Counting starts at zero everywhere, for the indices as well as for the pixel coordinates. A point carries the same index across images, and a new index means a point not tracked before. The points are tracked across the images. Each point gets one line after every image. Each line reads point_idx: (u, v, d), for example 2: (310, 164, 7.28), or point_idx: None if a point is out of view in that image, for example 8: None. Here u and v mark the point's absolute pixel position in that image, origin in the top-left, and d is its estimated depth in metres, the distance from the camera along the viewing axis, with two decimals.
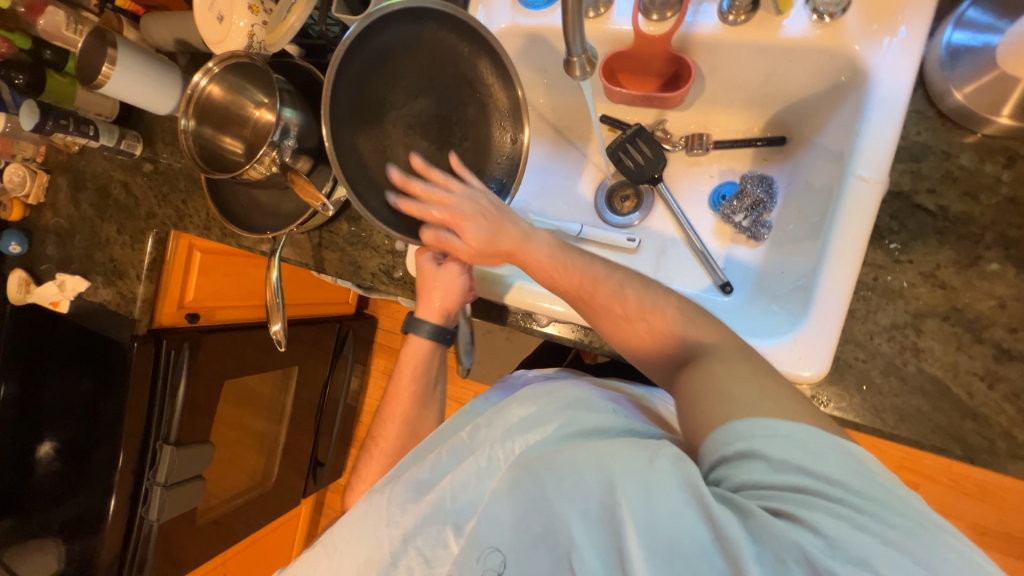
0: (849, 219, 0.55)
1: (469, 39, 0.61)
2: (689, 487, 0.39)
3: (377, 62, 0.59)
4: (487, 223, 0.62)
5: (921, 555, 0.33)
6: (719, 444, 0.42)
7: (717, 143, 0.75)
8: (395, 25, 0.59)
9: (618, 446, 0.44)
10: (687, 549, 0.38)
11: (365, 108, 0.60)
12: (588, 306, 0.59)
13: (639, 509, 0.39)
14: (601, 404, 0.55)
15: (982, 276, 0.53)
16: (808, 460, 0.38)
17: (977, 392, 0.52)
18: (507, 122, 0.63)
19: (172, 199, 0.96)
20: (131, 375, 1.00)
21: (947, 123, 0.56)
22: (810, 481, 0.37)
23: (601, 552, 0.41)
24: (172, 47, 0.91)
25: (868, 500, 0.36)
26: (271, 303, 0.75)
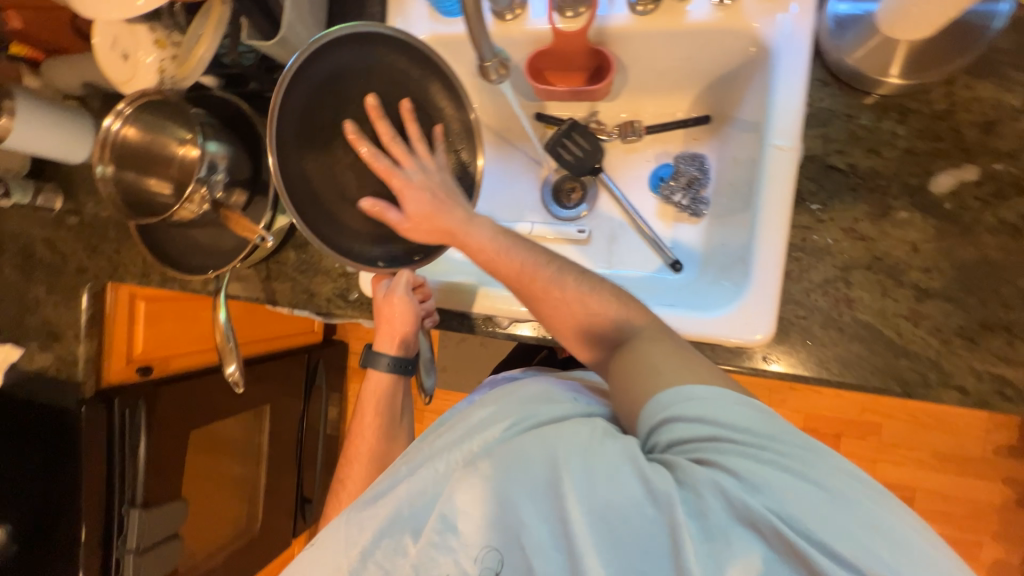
0: (773, 185, 0.58)
1: (421, 64, 0.61)
2: (626, 456, 0.42)
3: (331, 86, 0.58)
4: (432, 198, 0.61)
5: (815, 479, 0.39)
6: (649, 415, 0.47)
7: (648, 128, 0.78)
8: (349, 49, 0.59)
9: (565, 428, 0.45)
10: (625, 509, 0.40)
11: (316, 133, 0.58)
12: (528, 288, 0.60)
13: (580, 480, 0.41)
14: (563, 395, 0.55)
15: (895, 224, 0.57)
16: (722, 413, 0.43)
17: (905, 331, 0.56)
18: (439, 131, 0.64)
19: (104, 250, 0.91)
20: (82, 442, 0.93)
21: (845, 88, 0.60)
22: (727, 432, 0.42)
23: (549, 529, 0.41)
24: (81, 91, 0.86)
25: (770, 439, 0.41)
26: (221, 344, 0.72)
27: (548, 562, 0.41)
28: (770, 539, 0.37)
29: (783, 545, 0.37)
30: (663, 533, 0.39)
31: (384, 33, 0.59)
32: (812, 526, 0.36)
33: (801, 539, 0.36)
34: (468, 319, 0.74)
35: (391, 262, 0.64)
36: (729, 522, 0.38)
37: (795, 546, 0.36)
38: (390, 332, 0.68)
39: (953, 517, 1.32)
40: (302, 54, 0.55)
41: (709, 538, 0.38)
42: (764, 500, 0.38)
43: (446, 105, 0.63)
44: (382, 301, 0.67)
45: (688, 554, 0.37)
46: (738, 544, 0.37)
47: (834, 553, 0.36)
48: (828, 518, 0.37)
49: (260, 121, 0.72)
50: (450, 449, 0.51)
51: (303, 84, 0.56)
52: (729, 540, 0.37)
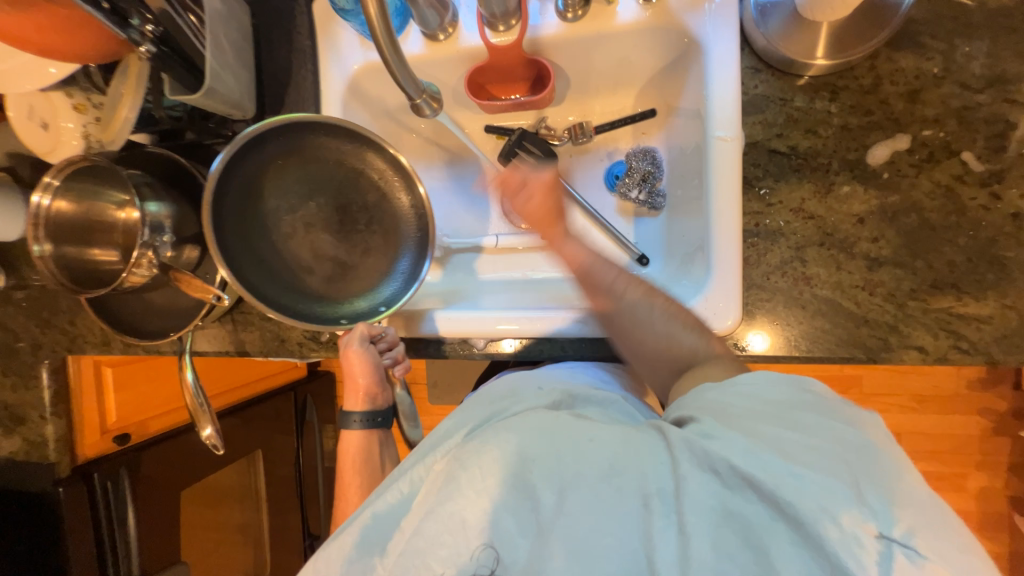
0: (719, 173, 0.59)
1: (351, 138, 0.64)
2: (586, 433, 0.42)
3: (263, 178, 0.63)
4: (553, 199, 0.63)
5: (781, 420, 0.39)
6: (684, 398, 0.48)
7: (598, 128, 0.78)
8: (272, 141, 0.63)
9: (529, 416, 0.44)
10: (587, 482, 0.40)
11: (260, 225, 0.64)
12: (608, 307, 0.60)
13: (547, 462, 0.41)
14: (528, 390, 0.55)
15: (839, 199, 0.58)
16: (727, 387, 0.45)
17: (863, 300, 0.58)
18: (367, 182, 0.66)
19: (57, 323, 0.87)
20: (64, 524, 0.90)
21: (777, 73, 0.61)
22: (723, 397, 0.44)
23: (516, 517, 0.39)
24: (8, 162, 0.82)
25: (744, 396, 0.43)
26: (193, 407, 0.70)
27: (516, 550, 0.38)
28: (727, 478, 0.37)
29: (739, 479, 0.36)
30: (632, 500, 0.38)
31: (301, 120, 0.62)
32: (774, 457, 0.36)
33: (756, 470, 0.35)
34: (444, 344, 0.73)
35: (355, 317, 0.65)
36: (690, 468, 0.38)
37: (752, 479, 0.35)
38: (353, 387, 0.69)
39: (938, 451, 1.38)
40: (225, 151, 0.59)
41: (673, 492, 0.38)
42: (721, 441, 0.38)
43: (377, 154, 0.65)
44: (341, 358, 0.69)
45: (653, 514, 0.37)
46: (694, 485, 0.37)
47: (797, 475, 0.35)
48: (790, 450, 0.37)
49: (200, 172, 0.69)
50: (417, 463, 0.49)
51: (234, 184, 0.62)
52: (687, 483, 0.37)
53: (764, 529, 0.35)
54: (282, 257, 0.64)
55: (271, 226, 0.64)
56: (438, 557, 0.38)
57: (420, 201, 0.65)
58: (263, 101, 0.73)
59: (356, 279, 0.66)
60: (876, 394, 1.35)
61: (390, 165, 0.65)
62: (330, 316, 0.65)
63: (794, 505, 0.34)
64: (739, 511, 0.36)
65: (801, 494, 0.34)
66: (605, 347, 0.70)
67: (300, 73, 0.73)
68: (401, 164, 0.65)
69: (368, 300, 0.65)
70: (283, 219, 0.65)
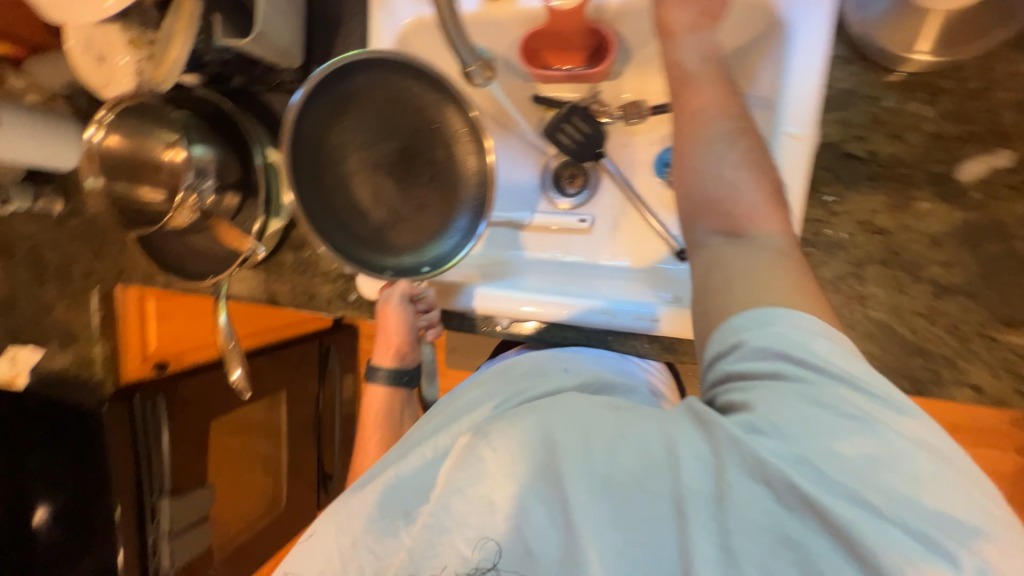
0: (784, 174, 0.55)
1: (433, 87, 0.63)
2: (619, 428, 0.41)
3: (340, 111, 0.64)
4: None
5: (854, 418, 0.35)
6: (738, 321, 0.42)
7: (654, 109, 0.72)
8: (356, 74, 0.63)
9: (561, 404, 0.44)
10: (622, 484, 0.39)
11: (328, 163, 0.65)
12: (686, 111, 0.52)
13: (578, 456, 0.40)
14: (552, 369, 0.55)
15: (916, 216, 0.53)
16: (792, 345, 0.38)
17: (921, 328, 0.54)
18: (448, 135, 0.65)
19: (107, 253, 0.92)
20: (106, 437, 0.97)
21: (869, 66, 0.55)
22: (788, 367, 0.38)
23: (546, 509, 0.40)
24: (66, 91, 0.84)
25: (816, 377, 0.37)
26: (224, 348, 0.73)
27: (545, 540, 0.40)
28: (784, 495, 0.34)
29: (797, 500, 0.34)
30: (666, 505, 0.38)
31: (391, 57, 0.61)
32: (839, 475, 0.34)
33: (820, 492, 0.33)
34: (468, 318, 0.73)
35: (400, 272, 0.65)
36: (738, 477, 0.36)
37: (815, 503, 0.33)
38: (386, 342, 0.71)
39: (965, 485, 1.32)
40: (305, 90, 0.61)
41: (715, 501, 0.36)
42: (786, 446, 0.35)
43: (461, 114, 0.64)
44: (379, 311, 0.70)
45: (692, 522, 0.36)
46: (744, 498, 0.35)
47: (865, 504, 0.33)
48: (860, 465, 0.33)
49: (243, 119, 0.69)
50: (441, 430, 0.49)
51: (314, 115, 0.63)
52: (734, 493, 0.36)
53: (814, 553, 0.33)
54: (341, 195, 0.65)
55: (336, 163, 0.65)
56: (466, 534, 0.41)
57: (486, 170, 0.64)
58: (311, 51, 0.72)
59: (409, 230, 0.66)
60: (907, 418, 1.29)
61: (466, 128, 0.64)
62: (379, 265, 0.65)
63: (859, 535, 0.32)
64: (795, 536, 0.34)
65: (867, 522, 0.32)
66: (631, 341, 0.68)
67: (350, 25, 0.71)
68: (477, 125, 0.63)
69: (414, 256, 0.66)
70: (349, 158, 0.65)
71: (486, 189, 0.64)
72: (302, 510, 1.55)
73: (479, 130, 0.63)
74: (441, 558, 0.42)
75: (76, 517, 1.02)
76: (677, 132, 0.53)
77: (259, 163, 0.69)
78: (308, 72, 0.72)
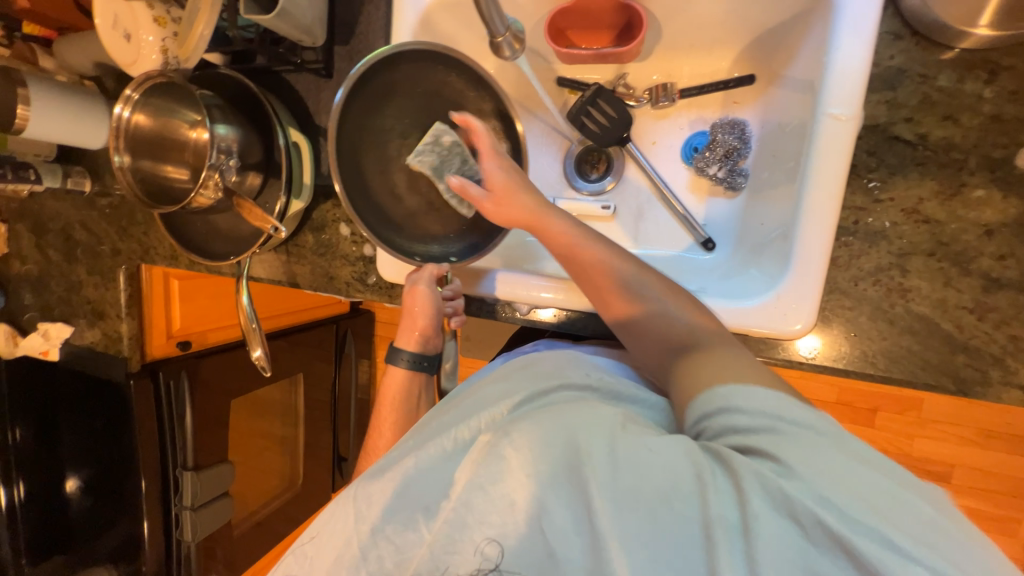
0: (824, 158, 0.52)
1: (477, 85, 0.64)
2: (644, 439, 0.41)
3: (379, 104, 0.64)
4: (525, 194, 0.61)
5: (868, 468, 0.36)
6: (702, 405, 0.43)
7: (683, 91, 0.70)
8: (401, 63, 0.63)
9: (589, 411, 0.43)
10: (648, 498, 0.38)
11: (368, 148, 0.65)
12: (592, 284, 0.58)
13: (606, 463, 0.39)
14: (574, 370, 0.53)
15: (967, 204, 0.52)
16: (783, 408, 0.40)
17: (967, 324, 0.52)
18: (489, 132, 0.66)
19: (133, 233, 0.94)
20: (133, 411, 1.00)
21: (922, 42, 0.52)
22: (786, 425, 0.39)
23: (571, 514, 0.39)
24: (94, 71, 0.85)
25: (819, 432, 0.38)
26: (246, 327, 0.74)
27: (569, 546, 0.39)
28: (810, 531, 0.34)
29: (825, 537, 0.34)
30: (693, 526, 0.37)
31: (433, 47, 0.62)
32: (867, 517, 0.33)
33: (847, 529, 0.33)
34: (487, 304, 0.72)
35: (428, 258, 0.67)
36: (766, 513, 0.35)
37: (842, 539, 0.33)
38: (412, 327, 0.67)
39: (990, 491, 1.27)
40: (348, 84, 0.60)
41: (742, 532, 0.35)
42: (814, 492, 0.34)
43: (496, 108, 0.65)
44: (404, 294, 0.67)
45: (721, 549, 0.35)
46: (770, 532, 0.34)
47: (893, 547, 0.32)
48: (884, 507, 0.34)
49: (268, 99, 0.69)
50: (459, 422, 0.49)
51: (358, 101, 0.63)
52: (763, 528, 0.34)
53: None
54: (380, 184, 0.66)
55: (375, 151, 0.66)
56: (487, 535, 0.40)
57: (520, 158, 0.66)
58: (334, 30, 0.71)
59: (443, 219, 0.68)
60: (936, 422, 1.24)
61: (499, 123, 0.66)
62: (409, 251, 0.67)
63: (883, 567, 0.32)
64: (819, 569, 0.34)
65: (892, 563, 0.32)
66: None
67: (374, 3, 0.70)
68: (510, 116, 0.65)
69: (448, 245, 0.68)
70: (390, 146, 0.66)
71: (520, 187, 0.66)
72: (317, 490, 1.58)
73: (509, 117, 0.65)
74: (460, 557, 0.41)
75: (102, 488, 1.06)
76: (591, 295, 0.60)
77: (281, 143, 0.68)
78: (331, 53, 0.71)
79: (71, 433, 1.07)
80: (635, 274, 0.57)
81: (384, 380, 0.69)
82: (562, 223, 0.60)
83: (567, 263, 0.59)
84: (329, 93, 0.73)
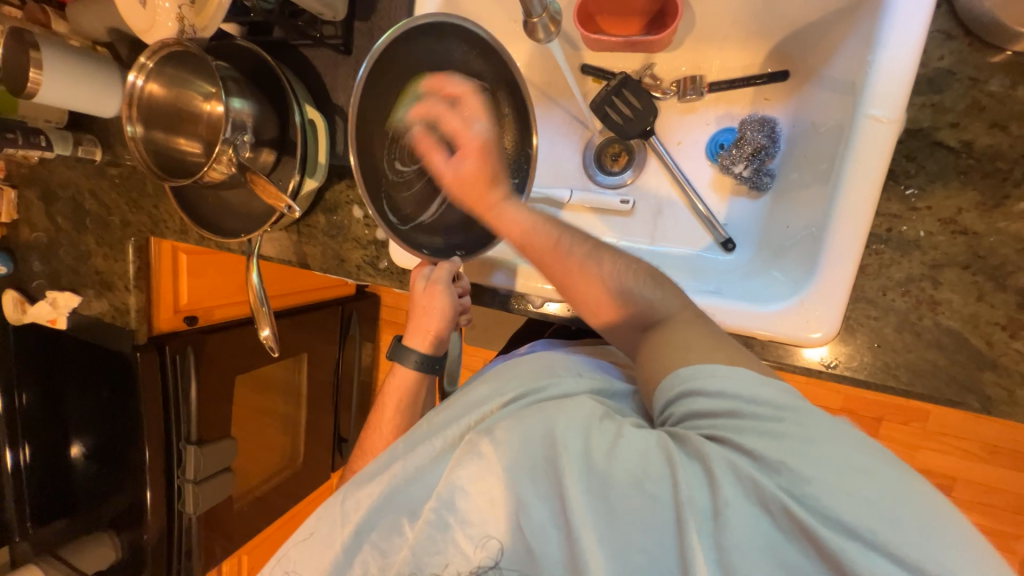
0: (861, 162, 0.51)
1: (496, 70, 0.62)
2: (618, 431, 0.41)
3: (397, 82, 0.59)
4: (488, 165, 0.63)
5: (826, 440, 0.35)
6: (665, 388, 0.43)
7: (712, 84, 0.68)
8: (427, 40, 0.60)
9: (565, 404, 0.43)
10: (620, 484, 0.38)
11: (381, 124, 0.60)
12: (554, 273, 0.57)
13: (577, 455, 0.39)
14: (565, 369, 0.53)
15: (1008, 217, 0.50)
16: (743, 387, 0.38)
17: (998, 341, 0.51)
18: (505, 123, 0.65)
19: (144, 205, 0.92)
20: (140, 383, 1.00)
21: (975, 42, 0.51)
22: (747, 405, 0.38)
23: (547, 508, 0.40)
24: (107, 37, 0.83)
25: (780, 410, 0.37)
26: (255, 306, 0.73)
27: (545, 539, 0.40)
28: (777, 518, 0.34)
29: (791, 524, 0.34)
30: (665, 508, 0.37)
31: (452, 23, 0.59)
32: (825, 500, 0.33)
33: (813, 520, 0.33)
34: (500, 294, 0.70)
35: (436, 251, 0.65)
36: (736, 497, 0.35)
37: (803, 523, 0.33)
38: (426, 326, 0.65)
39: (991, 505, 1.27)
40: (371, 59, 0.55)
41: (712, 516, 0.35)
42: (781, 478, 0.34)
43: (512, 97, 0.64)
44: (421, 292, 0.64)
45: (688, 529, 0.35)
46: (739, 520, 0.34)
47: (847, 529, 0.32)
48: (842, 489, 0.33)
49: (285, 74, 0.67)
50: (448, 425, 0.51)
51: (375, 75, 0.57)
52: (731, 515, 0.35)
53: (802, 571, 0.34)
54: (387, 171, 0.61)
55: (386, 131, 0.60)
56: (467, 528, 0.43)
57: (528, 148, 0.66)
58: (355, 5, 0.69)
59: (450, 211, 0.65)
60: (940, 434, 1.23)
61: (514, 113, 0.65)
62: (416, 244, 0.63)
63: (842, 553, 0.32)
64: (786, 556, 0.34)
65: (857, 552, 0.32)
66: None
67: None
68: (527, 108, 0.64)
69: (452, 236, 0.65)
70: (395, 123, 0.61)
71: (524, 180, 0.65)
72: (317, 469, 1.60)
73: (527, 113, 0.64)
74: (445, 555, 0.43)
75: (107, 458, 1.07)
76: (557, 279, 0.57)
77: (297, 121, 0.67)
78: (351, 28, 0.69)
79: (77, 402, 1.07)
80: (615, 265, 0.55)
81: (390, 379, 0.67)
82: (514, 210, 0.60)
83: (522, 247, 0.59)
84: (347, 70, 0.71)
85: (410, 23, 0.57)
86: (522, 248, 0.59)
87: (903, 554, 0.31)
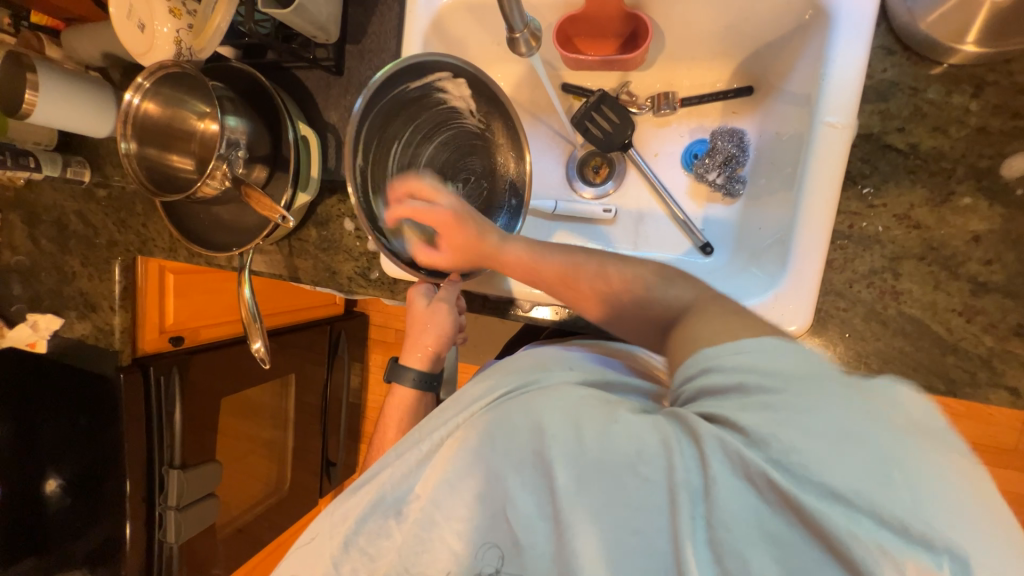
0: (821, 164, 0.55)
1: (490, 103, 0.68)
2: (611, 417, 0.42)
3: (387, 119, 0.65)
4: (472, 230, 0.62)
5: (828, 412, 0.34)
6: (688, 365, 0.43)
7: (684, 100, 0.73)
8: (404, 82, 0.63)
9: (552, 395, 0.45)
10: (611, 468, 0.40)
11: (381, 155, 0.66)
12: (573, 288, 0.58)
13: (568, 446, 0.41)
14: (557, 364, 0.55)
15: (956, 211, 0.55)
16: (758, 361, 0.39)
17: (956, 326, 0.55)
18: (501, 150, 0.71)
19: (132, 224, 0.93)
20: (122, 406, 0.97)
21: (912, 57, 0.56)
22: (755, 379, 0.38)
23: (534, 499, 0.42)
24: (101, 62, 0.85)
25: (785, 380, 0.37)
26: (247, 321, 0.73)
27: (533, 531, 0.42)
28: (763, 491, 0.35)
29: (776, 496, 0.34)
30: (659, 491, 0.38)
31: (422, 60, 0.62)
32: (817, 470, 0.33)
33: (793, 484, 0.33)
34: (491, 301, 0.72)
35: (432, 271, 0.68)
36: (724, 473, 0.36)
37: (787, 493, 0.33)
38: (421, 345, 0.67)
39: None
40: (367, 92, 0.59)
41: (704, 495, 0.36)
42: (767, 450, 0.34)
43: (507, 129, 0.69)
44: (421, 310, 0.67)
45: (682, 512, 0.36)
46: (725, 496, 0.36)
47: (829, 492, 0.32)
48: (836, 455, 0.33)
49: (277, 93, 0.70)
50: (436, 427, 0.51)
51: (372, 108, 0.62)
52: (719, 490, 0.36)
53: (796, 547, 0.34)
54: (378, 200, 0.65)
55: (379, 165, 0.65)
56: (455, 526, 0.45)
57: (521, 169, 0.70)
58: (346, 30, 0.73)
59: None
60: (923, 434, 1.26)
61: (509, 141, 0.70)
62: (415, 264, 0.66)
63: (826, 519, 0.32)
64: (776, 530, 0.35)
65: (844, 516, 0.32)
66: None
67: (386, 3, 0.72)
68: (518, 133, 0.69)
69: None
70: (403, 156, 0.69)
71: (520, 202, 0.70)
72: (304, 496, 1.55)
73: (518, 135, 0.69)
74: (433, 554, 0.45)
75: (82, 489, 1.02)
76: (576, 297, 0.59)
77: (291, 138, 0.68)
78: (343, 51, 0.73)
79: (51, 430, 1.03)
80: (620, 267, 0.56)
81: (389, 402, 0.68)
82: (512, 246, 0.61)
83: (533, 279, 0.61)
84: (339, 91, 0.74)
85: (383, 69, 0.60)
86: (533, 280, 0.61)
87: (904, 522, 0.31)
